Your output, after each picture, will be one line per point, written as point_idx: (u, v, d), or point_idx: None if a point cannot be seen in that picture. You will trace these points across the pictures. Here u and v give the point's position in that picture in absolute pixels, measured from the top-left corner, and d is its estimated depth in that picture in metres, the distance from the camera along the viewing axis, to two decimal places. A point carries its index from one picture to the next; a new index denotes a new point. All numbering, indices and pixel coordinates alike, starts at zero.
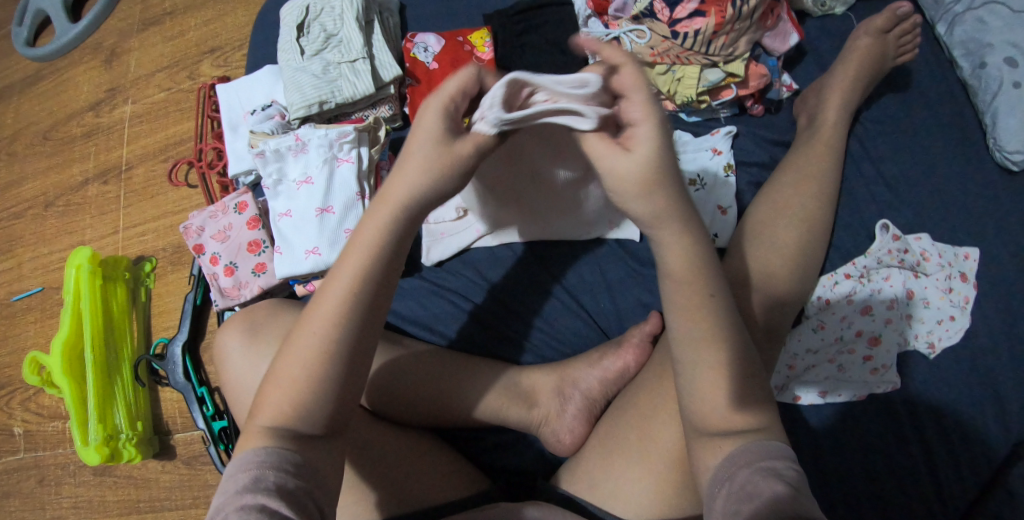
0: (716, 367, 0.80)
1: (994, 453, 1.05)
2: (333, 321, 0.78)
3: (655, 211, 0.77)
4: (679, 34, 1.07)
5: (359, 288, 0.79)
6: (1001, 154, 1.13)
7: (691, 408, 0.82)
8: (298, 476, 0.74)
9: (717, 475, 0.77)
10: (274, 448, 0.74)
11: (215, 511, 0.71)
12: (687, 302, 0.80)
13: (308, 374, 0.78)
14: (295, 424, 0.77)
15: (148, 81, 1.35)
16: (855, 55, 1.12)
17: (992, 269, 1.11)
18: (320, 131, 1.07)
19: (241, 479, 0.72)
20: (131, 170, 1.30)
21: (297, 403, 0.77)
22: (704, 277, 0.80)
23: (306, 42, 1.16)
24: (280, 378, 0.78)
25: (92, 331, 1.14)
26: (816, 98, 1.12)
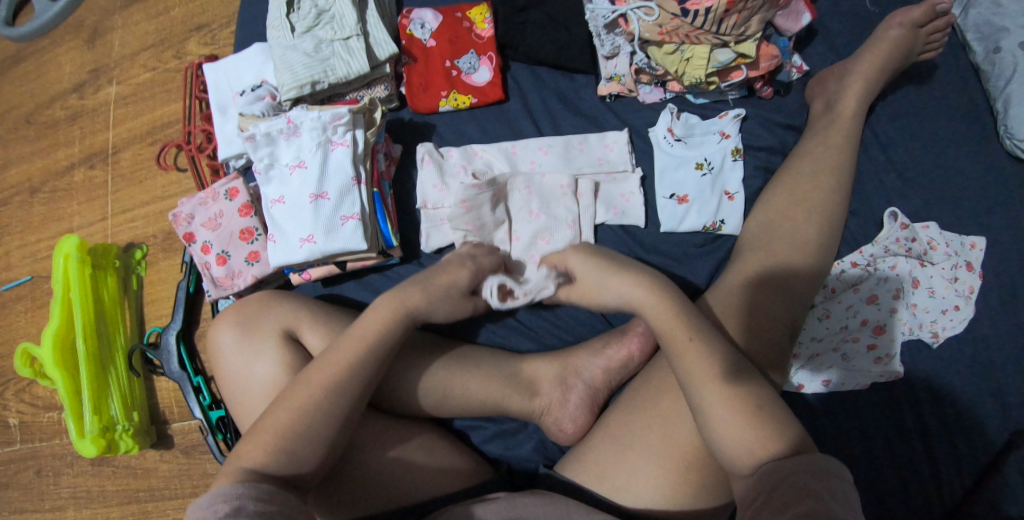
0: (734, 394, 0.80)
1: (993, 442, 1.04)
2: (328, 387, 0.84)
3: (630, 297, 0.89)
4: (689, 13, 1.01)
5: (355, 360, 0.86)
6: (1012, 141, 1.10)
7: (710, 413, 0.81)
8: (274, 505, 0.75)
9: (748, 482, 0.77)
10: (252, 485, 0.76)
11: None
12: (695, 355, 0.83)
13: (295, 426, 0.82)
14: (274, 468, 0.81)
15: (133, 60, 1.30)
16: (883, 45, 1.08)
17: (1000, 259, 1.08)
18: (312, 113, 1.02)
19: (221, 509, 0.72)
20: (119, 155, 1.26)
21: (279, 448, 0.81)
22: (713, 344, 0.84)
23: (297, 18, 1.10)
24: (265, 427, 0.83)
25: (83, 322, 1.12)
26: (836, 84, 1.08)
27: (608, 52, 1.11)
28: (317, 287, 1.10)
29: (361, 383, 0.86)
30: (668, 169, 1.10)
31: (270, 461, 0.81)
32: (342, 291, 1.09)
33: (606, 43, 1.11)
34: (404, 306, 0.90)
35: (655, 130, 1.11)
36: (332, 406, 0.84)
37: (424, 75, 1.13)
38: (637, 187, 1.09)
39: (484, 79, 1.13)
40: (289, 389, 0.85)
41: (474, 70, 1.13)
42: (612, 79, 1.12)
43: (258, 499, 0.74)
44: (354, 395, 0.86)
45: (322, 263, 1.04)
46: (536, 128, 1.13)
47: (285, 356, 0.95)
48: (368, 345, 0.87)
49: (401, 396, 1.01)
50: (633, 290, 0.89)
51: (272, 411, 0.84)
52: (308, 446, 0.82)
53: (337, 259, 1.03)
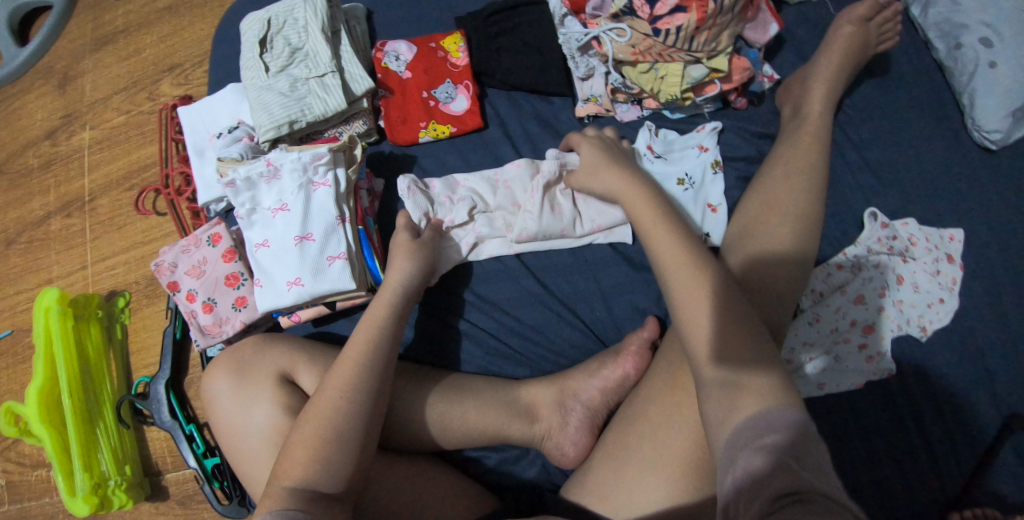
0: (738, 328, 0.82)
1: (989, 428, 1.06)
2: (347, 388, 0.86)
3: (625, 189, 0.99)
4: (660, 32, 1.03)
5: (365, 361, 0.89)
6: (979, 133, 1.13)
7: (703, 368, 0.82)
8: None
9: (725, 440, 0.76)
10: (281, 508, 0.77)
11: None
12: (685, 280, 0.87)
13: (327, 437, 0.83)
14: (317, 483, 0.81)
15: (105, 104, 1.29)
16: (838, 43, 1.11)
17: (978, 250, 1.11)
18: (292, 155, 1.01)
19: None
20: (95, 202, 1.25)
21: (316, 464, 0.82)
22: (698, 255, 0.89)
23: (271, 57, 1.09)
24: (294, 449, 0.83)
25: (68, 377, 1.10)
26: (802, 88, 1.11)
27: (583, 74, 1.13)
28: (307, 327, 1.08)
29: (373, 381, 0.88)
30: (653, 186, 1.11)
31: (314, 476, 0.81)
32: (335, 329, 1.08)
33: (581, 65, 1.12)
34: (396, 291, 0.97)
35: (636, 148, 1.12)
36: (354, 407, 0.85)
37: (402, 107, 1.13)
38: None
39: (462, 107, 1.13)
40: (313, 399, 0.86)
41: (451, 99, 1.13)
42: (589, 100, 1.14)
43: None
44: (371, 398, 0.87)
45: (312, 304, 1.02)
46: (517, 153, 1.13)
47: (281, 402, 0.93)
48: (374, 345, 0.90)
49: (409, 431, 1.00)
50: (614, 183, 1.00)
51: (296, 434, 0.84)
52: (342, 452, 0.83)
53: (326, 300, 1.02)
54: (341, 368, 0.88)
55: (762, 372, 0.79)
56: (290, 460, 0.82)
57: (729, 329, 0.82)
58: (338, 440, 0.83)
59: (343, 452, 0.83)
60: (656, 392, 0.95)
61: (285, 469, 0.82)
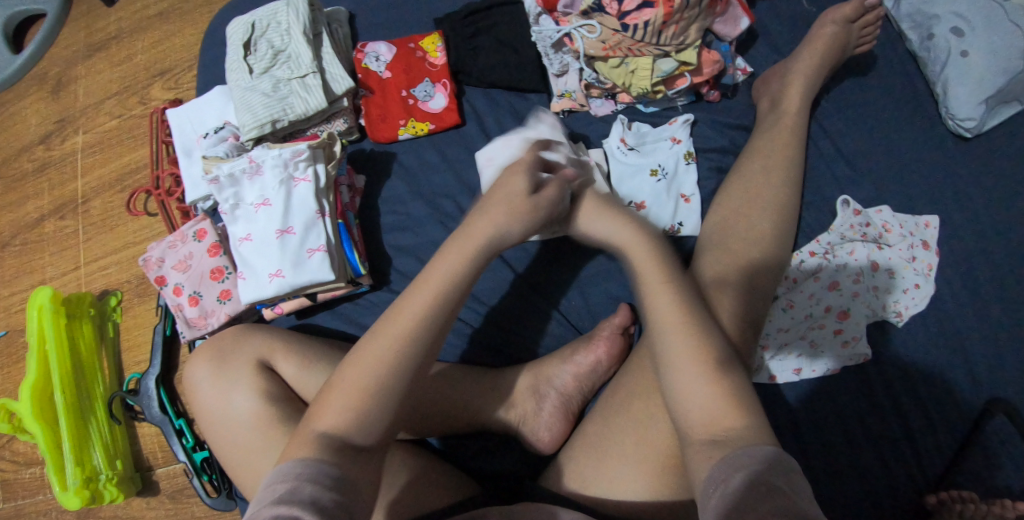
0: (717, 394, 0.80)
1: (967, 410, 1.06)
2: (402, 338, 0.84)
3: (622, 237, 0.93)
4: (629, 26, 1.06)
5: (431, 311, 0.86)
6: (953, 121, 1.14)
7: (695, 411, 0.81)
8: (334, 492, 0.76)
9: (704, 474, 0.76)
10: (309, 461, 0.77)
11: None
12: (682, 347, 0.83)
13: (367, 385, 0.82)
14: (350, 433, 0.80)
15: (98, 109, 1.34)
16: (820, 41, 1.13)
17: (952, 235, 1.12)
18: (273, 151, 1.04)
19: (277, 489, 0.76)
20: (88, 204, 1.29)
21: (357, 416, 0.81)
22: (696, 320, 0.85)
23: (254, 59, 1.13)
24: (327, 401, 0.82)
25: (61, 374, 1.13)
26: (781, 83, 1.13)
27: (558, 70, 1.15)
28: (291, 319, 1.12)
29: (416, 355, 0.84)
30: (627, 179, 1.13)
31: (348, 425, 0.81)
32: (316, 321, 1.11)
33: (554, 62, 1.15)
34: (483, 245, 0.90)
35: (609, 140, 1.15)
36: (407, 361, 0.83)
37: (383, 106, 1.16)
38: (603, 181, 1.10)
39: (440, 105, 1.16)
40: (362, 344, 0.85)
41: (430, 97, 1.17)
42: (564, 95, 1.17)
43: (315, 485, 0.75)
44: (428, 342, 0.85)
45: (293, 295, 1.05)
46: None
47: (260, 391, 0.96)
48: (428, 314, 0.85)
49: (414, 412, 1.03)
50: (619, 230, 0.93)
51: (340, 374, 0.84)
52: (380, 403, 0.82)
53: (307, 291, 1.05)
54: (398, 316, 0.85)
55: (740, 414, 0.79)
56: (329, 406, 0.82)
57: (714, 397, 0.80)
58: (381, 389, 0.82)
59: (384, 402, 0.82)
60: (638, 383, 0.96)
61: (322, 410, 0.82)
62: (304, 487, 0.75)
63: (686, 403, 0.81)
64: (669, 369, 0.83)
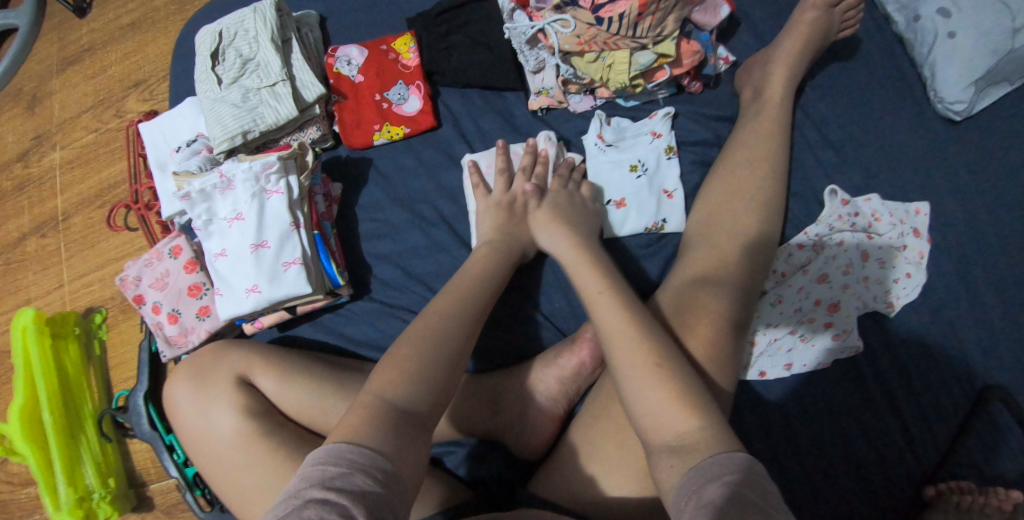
0: (668, 394, 0.80)
1: (961, 400, 1.04)
2: (448, 313, 0.89)
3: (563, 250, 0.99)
4: (603, 20, 1.02)
5: (465, 298, 0.92)
6: (942, 104, 1.11)
7: (638, 405, 0.81)
8: (383, 486, 0.71)
9: (670, 486, 0.75)
10: (362, 448, 0.72)
11: (288, 496, 0.69)
12: (629, 346, 0.85)
13: (424, 350, 0.83)
14: (404, 400, 0.79)
15: (75, 123, 1.33)
16: (800, 29, 1.09)
17: (944, 221, 1.09)
18: (243, 165, 1.02)
19: (329, 470, 0.70)
20: (69, 220, 1.29)
21: (409, 381, 0.81)
22: (644, 327, 0.86)
23: (223, 70, 1.10)
24: (397, 366, 0.82)
25: (49, 394, 1.13)
26: (766, 72, 1.09)
27: (534, 67, 1.12)
28: (273, 333, 1.11)
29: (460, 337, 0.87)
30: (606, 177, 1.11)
31: (402, 391, 0.79)
32: (297, 334, 1.10)
33: (530, 58, 1.11)
34: (506, 238, 1.02)
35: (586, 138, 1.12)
36: (450, 332, 0.87)
37: (356, 111, 1.14)
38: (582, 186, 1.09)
39: (414, 108, 1.14)
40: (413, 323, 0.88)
41: (404, 100, 1.14)
42: (541, 93, 1.14)
43: (367, 476, 0.70)
44: (472, 317, 0.90)
45: (272, 310, 1.04)
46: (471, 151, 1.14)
47: (239, 407, 0.95)
48: (467, 295, 0.92)
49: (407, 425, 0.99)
50: (561, 245, 1.00)
51: (394, 345, 0.85)
52: (434, 368, 0.82)
53: (285, 305, 1.04)
54: (451, 297, 0.92)
55: (694, 417, 0.78)
56: (381, 371, 0.81)
57: (661, 393, 0.80)
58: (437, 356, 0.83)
59: (439, 366, 0.83)
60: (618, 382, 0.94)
61: (375, 377, 0.81)
62: (358, 475, 0.70)
63: (640, 407, 0.81)
64: (619, 375, 0.84)
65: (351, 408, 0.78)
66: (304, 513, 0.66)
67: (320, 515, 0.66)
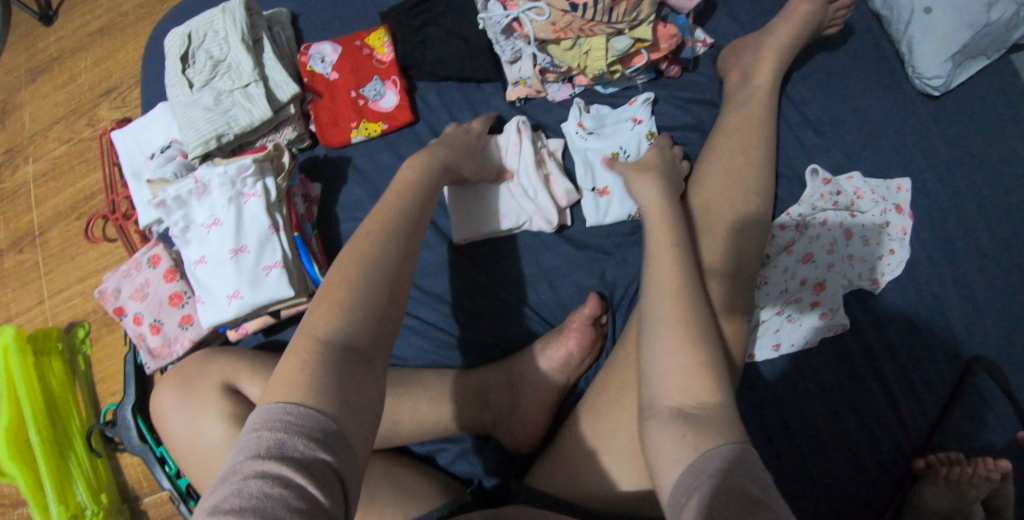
0: (694, 363, 0.78)
1: (949, 373, 1.04)
2: (382, 233, 0.83)
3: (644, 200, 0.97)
4: (578, 7, 1.01)
5: (398, 219, 0.85)
6: (920, 80, 1.11)
7: (659, 362, 0.80)
8: (326, 447, 0.67)
9: (670, 455, 0.74)
10: (305, 409, 0.68)
11: (227, 472, 0.65)
12: (664, 305, 0.83)
13: (360, 278, 0.78)
14: (347, 337, 0.74)
15: (47, 135, 1.31)
16: (792, 20, 1.07)
17: (926, 196, 1.09)
18: (218, 169, 1.00)
19: (267, 439, 0.66)
20: (46, 234, 1.26)
21: (343, 313, 0.76)
22: (688, 292, 0.84)
23: (193, 73, 1.08)
24: (330, 301, 0.76)
25: (34, 413, 1.11)
26: (753, 56, 1.08)
27: (510, 57, 1.11)
28: (259, 336, 1.10)
29: (393, 261, 0.81)
30: (584, 165, 1.10)
31: (346, 326, 0.75)
32: (283, 339, 1.08)
33: (506, 49, 1.10)
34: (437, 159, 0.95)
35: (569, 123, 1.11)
36: (385, 254, 0.81)
37: (332, 109, 1.12)
38: (562, 177, 1.08)
39: (391, 103, 1.12)
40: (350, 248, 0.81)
41: (380, 96, 1.13)
42: (519, 83, 1.13)
43: (306, 438, 0.66)
44: (406, 239, 0.83)
45: (255, 315, 1.03)
46: None
47: (229, 417, 0.93)
48: (401, 213, 0.86)
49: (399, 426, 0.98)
50: (648, 196, 0.97)
51: (331, 277, 0.79)
52: (372, 295, 0.77)
53: (268, 309, 1.02)
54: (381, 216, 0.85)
55: (712, 389, 0.77)
56: (317, 307, 0.76)
57: (686, 358, 0.79)
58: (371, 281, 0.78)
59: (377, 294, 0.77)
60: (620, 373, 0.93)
61: (311, 314, 0.76)
62: (294, 436, 0.66)
63: (659, 365, 0.80)
64: (646, 326, 0.83)
65: (291, 350, 0.74)
66: (246, 489, 0.63)
67: (264, 490, 0.63)
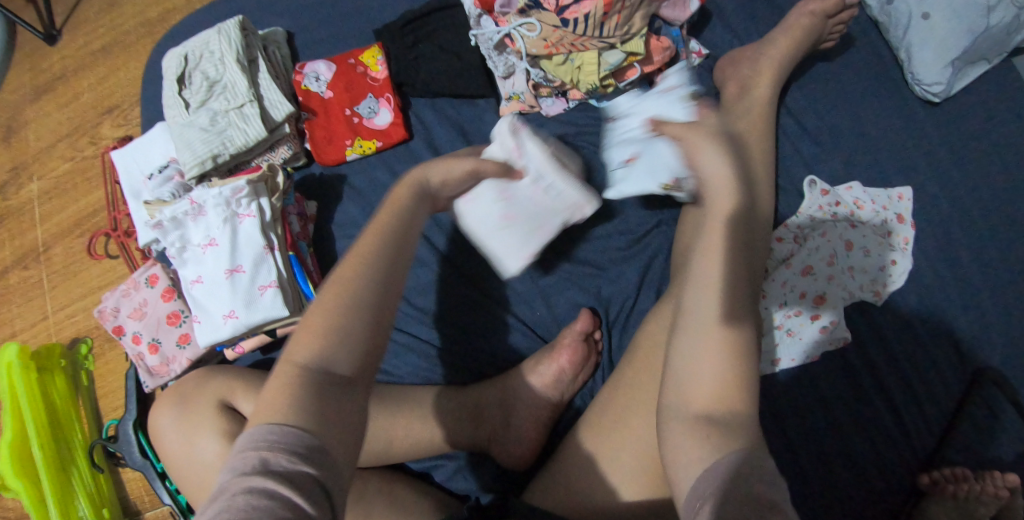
0: (728, 348, 0.75)
1: (953, 385, 1.02)
2: (369, 246, 0.79)
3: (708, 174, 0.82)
4: (569, 21, 0.99)
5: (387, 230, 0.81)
6: (921, 87, 1.09)
7: (691, 368, 0.76)
8: (312, 465, 0.66)
9: (694, 453, 0.71)
10: (285, 428, 0.67)
11: (216, 491, 0.65)
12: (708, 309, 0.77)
13: (350, 297, 0.75)
14: (330, 364, 0.72)
15: (50, 152, 1.33)
16: (790, 32, 1.07)
17: (927, 205, 1.07)
18: (213, 190, 1.01)
19: (251, 458, 0.66)
20: (50, 251, 1.28)
21: (324, 338, 0.73)
22: (732, 291, 0.78)
23: (190, 94, 1.09)
24: (308, 324, 0.74)
25: (37, 429, 1.11)
26: (750, 67, 1.07)
27: (504, 72, 1.11)
28: (256, 355, 1.11)
29: (381, 277, 0.77)
30: (621, 154, 1.02)
31: (330, 352, 0.72)
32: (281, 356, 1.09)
33: (499, 64, 1.10)
34: (426, 169, 0.89)
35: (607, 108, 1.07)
36: (375, 270, 0.77)
37: (327, 127, 1.13)
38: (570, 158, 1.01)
39: (386, 121, 1.13)
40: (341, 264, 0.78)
41: (375, 113, 1.13)
42: (512, 98, 1.13)
43: (291, 454, 0.66)
44: (394, 251, 0.80)
45: (252, 334, 1.03)
46: None
47: (224, 431, 0.94)
48: (384, 224, 0.82)
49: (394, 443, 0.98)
50: (711, 167, 0.82)
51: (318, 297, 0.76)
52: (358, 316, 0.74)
53: (264, 328, 1.03)
54: (370, 229, 0.82)
55: (739, 399, 0.74)
56: (302, 328, 0.74)
57: (719, 366, 0.75)
58: (358, 301, 0.75)
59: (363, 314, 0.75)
60: (617, 387, 0.93)
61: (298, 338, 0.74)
62: (280, 453, 0.66)
63: (690, 369, 0.76)
64: (682, 328, 0.78)
65: (278, 375, 0.72)
66: (235, 504, 0.63)
67: (252, 504, 0.63)
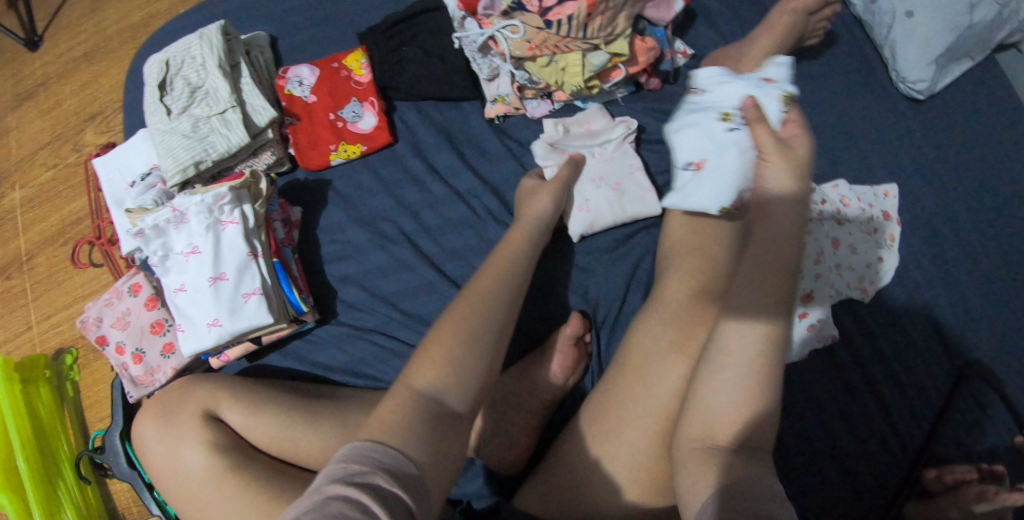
0: (760, 342, 0.72)
1: (942, 381, 1.02)
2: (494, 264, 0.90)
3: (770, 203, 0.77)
4: (553, 23, 0.99)
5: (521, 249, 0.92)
6: (905, 85, 1.09)
7: (716, 403, 0.73)
8: (407, 492, 0.67)
9: (695, 477, 0.72)
10: (390, 450, 0.69)
11: (310, 493, 0.66)
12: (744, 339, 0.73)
13: (465, 324, 0.81)
14: (450, 400, 0.77)
15: (32, 160, 1.31)
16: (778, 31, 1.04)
17: (914, 202, 1.07)
18: (195, 197, 1.00)
19: (353, 467, 0.67)
20: (33, 260, 1.27)
21: (444, 371, 0.78)
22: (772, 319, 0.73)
23: (171, 100, 1.08)
24: (429, 355, 0.79)
25: (22, 440, 1.10)
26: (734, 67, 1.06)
27: (488, 75, 1.10)
28: (242, 363, 1.10)
29: (504, 302, 0.86)
30: (689, 128, 0.95)
31: (448, 388, 0.77)
32: (265, 363, 1.09)
33: (483, 66, 1.09)
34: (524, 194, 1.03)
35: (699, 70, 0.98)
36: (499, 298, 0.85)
37: (311, 132, 1.12)
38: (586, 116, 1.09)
39: (370, 124, 1.12)
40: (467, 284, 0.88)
41: (359, 117, 1.12)
42: (497, 101, 1.11)
43: (390, 476, 0.67)
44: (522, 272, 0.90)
45: (237, 341, 1.02)
46: (429, 166, 1.13)
47: (209, 444, 0.93)
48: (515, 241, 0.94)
49: None
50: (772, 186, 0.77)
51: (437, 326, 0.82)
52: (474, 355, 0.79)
53: (249, 335, 1.02)
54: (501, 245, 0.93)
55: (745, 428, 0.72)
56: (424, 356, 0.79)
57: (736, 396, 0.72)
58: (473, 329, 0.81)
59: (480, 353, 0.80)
60: (605, 390, 0.92)
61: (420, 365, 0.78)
62: (379, 478, 0.67)
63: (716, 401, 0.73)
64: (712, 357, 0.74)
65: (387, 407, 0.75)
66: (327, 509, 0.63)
67: (343, 512, 0.62)
